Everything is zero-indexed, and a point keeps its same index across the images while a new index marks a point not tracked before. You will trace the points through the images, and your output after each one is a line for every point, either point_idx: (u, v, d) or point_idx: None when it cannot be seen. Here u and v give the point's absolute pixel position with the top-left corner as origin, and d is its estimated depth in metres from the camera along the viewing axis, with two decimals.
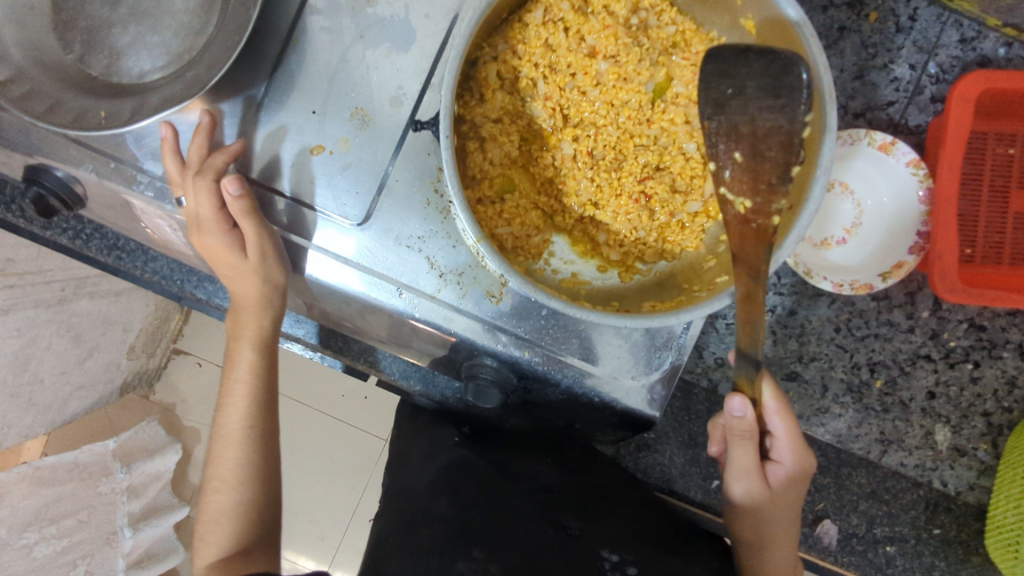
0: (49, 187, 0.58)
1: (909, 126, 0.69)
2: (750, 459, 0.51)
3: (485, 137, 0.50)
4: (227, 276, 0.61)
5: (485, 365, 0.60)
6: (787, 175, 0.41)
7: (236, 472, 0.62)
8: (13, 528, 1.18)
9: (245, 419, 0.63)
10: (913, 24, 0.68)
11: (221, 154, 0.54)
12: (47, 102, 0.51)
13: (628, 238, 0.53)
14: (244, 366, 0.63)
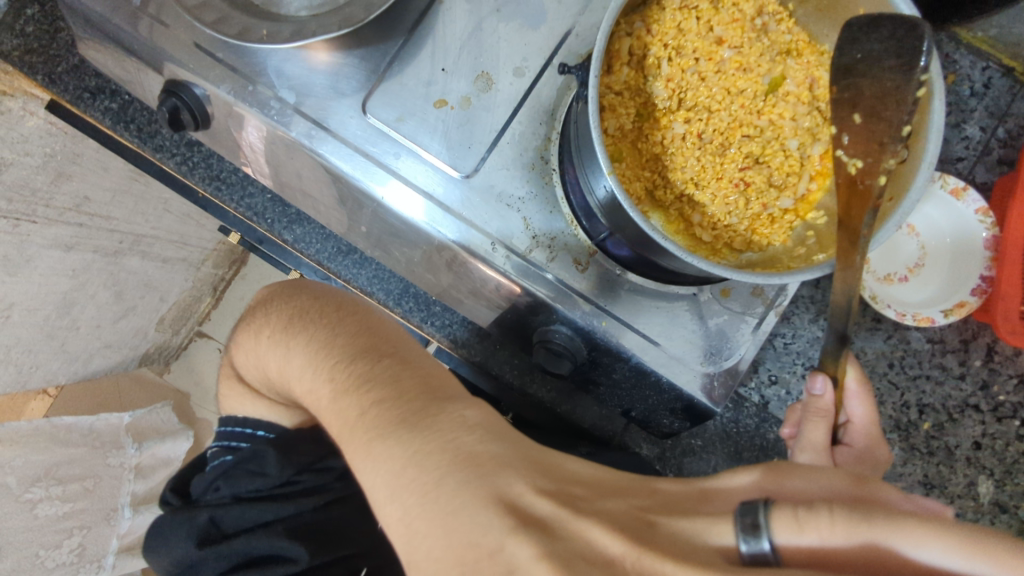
0: (187, 102, 0.62)
1: (976, 182, 0.73)
2: (822, 437, 0.49)
3: (605, 106, 0.54)
4: None
5: (560, 332, 0.62)
6: (899, 134, 0.44)
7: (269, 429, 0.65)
8: (23, 479, 1.11)
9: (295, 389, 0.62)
10: (987, 90, 0.73)
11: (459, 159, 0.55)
12: (216, 15, 0.56)
13: (721, 222, 0.56)
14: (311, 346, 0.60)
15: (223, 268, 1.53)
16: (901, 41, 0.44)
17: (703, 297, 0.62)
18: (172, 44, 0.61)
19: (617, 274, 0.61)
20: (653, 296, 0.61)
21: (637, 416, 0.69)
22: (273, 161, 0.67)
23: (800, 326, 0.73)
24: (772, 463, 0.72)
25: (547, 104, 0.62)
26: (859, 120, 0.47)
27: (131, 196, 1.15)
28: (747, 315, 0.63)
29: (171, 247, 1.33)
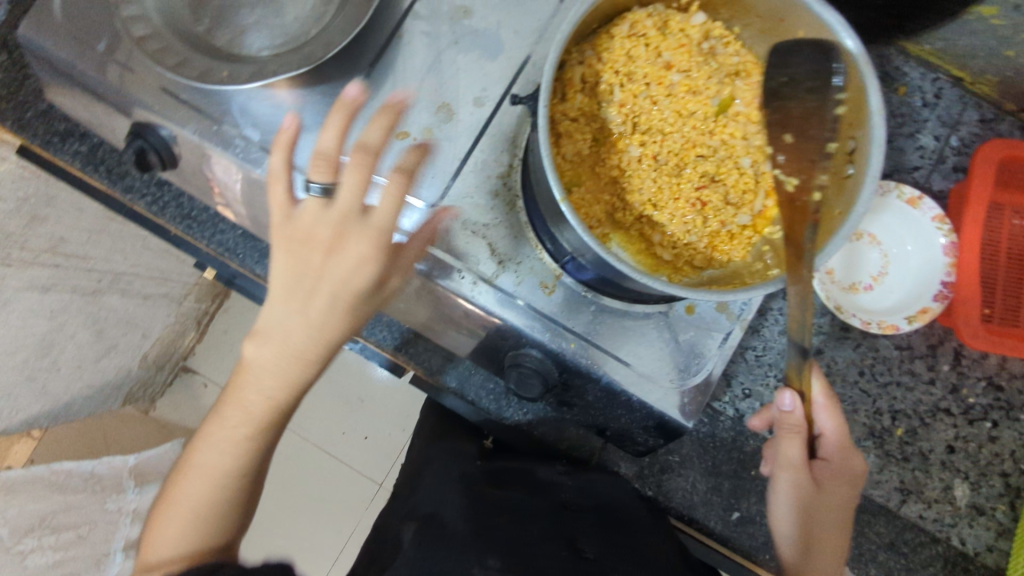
0: (152, 143, 0.64)
1: (933, 190, 0.75)
2: (796, 452, 0.57)
3: (561, 132, 0.55)
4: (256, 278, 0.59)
5: (530, 355, 0.62)
6: (824, 150, 0.50)
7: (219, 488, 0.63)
8: (16, 530, 1.10)
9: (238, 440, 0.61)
10: (937, 100, 0.75)
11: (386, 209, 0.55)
12: (177, 58, 0.57)
13: (681, 241, 0.57)
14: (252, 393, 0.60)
15: (206, 301, 1.53)
16: (818, 65, 0.50)
17: (669, 314, 0.63)
18: (137, 88, 0.61)
19: (584, 294, 0.62)
20: (620, 316, 0.62)
21: (611, 434, 0.70)
22: (250, 195, 0.66)
23: (770, 338, 0.74)
24: (750, 475, 0.72)
25: (508, 132, 0.63)
26: (792, 140, 0.53)
27: (108, 235, 1.15)
28: (713, 331, 0.63)
29: (151, 284, 1.33)
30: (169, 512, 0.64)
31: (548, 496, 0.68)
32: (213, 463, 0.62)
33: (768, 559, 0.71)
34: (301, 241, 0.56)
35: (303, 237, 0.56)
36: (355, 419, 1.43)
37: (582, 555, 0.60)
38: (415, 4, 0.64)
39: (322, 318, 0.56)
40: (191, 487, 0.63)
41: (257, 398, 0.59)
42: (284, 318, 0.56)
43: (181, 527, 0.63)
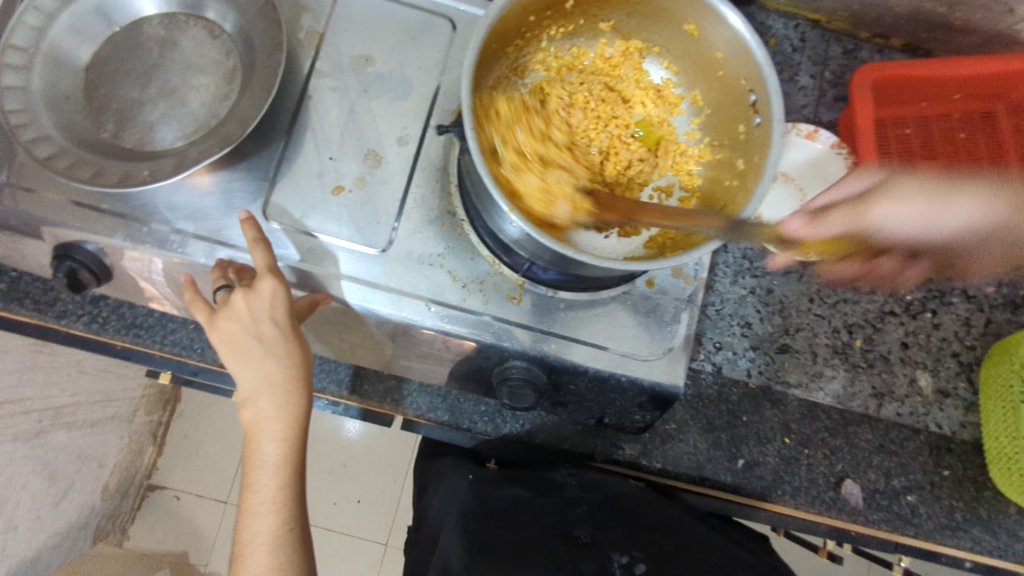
0: (82, 260, 0.61)
1: (823, 122, 0.83)
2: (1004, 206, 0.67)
3: None
4: (225, 329, 0.58)
5: (516, 366, 0.64)
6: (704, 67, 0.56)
7: (280, 539, 0.57)
8: None
9: (284, 483, 0.58)
10: (804, 43, 0.84)
11: (262, 252, 0.57)
12: (91, 169, 0.56)
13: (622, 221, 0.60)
14: (271, 428, 0.58)
15: (157, 412, 1.40)
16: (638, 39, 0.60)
17: (633, 292, 0.65)
18: (51, 209, 0.59)
19: (550, 294, 0.64)
20: (588, 306, 0.64)
21: (610, 420, 0.71)
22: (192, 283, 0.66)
23: (724, 290, 0.79)
24: (743, 421, 0.76)
25: (437, 163, 0.65)
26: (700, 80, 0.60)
27: (40, 370, 1.09)
28: (676, 296, 0.66)
29: (95, 409, 1.24)
30: (250, 556, 0.56)
31: (556, 495, 0.70)
32: (279, 485, 0.58)
33: (781, 493, 0.76)
34: (234, 336, 0.58)
35: (238, 335, 0.58)
36: (345, 486, 1.42)
37: (579, 540, 0.64)
38: (316, 63, 0.65)
39: (289, 347, 0.58)
40: (264, 521, 0.57)
41: (279, 434, 0.58)
42: (260, 357, 0.58)
43: (269, 563, 0.56)
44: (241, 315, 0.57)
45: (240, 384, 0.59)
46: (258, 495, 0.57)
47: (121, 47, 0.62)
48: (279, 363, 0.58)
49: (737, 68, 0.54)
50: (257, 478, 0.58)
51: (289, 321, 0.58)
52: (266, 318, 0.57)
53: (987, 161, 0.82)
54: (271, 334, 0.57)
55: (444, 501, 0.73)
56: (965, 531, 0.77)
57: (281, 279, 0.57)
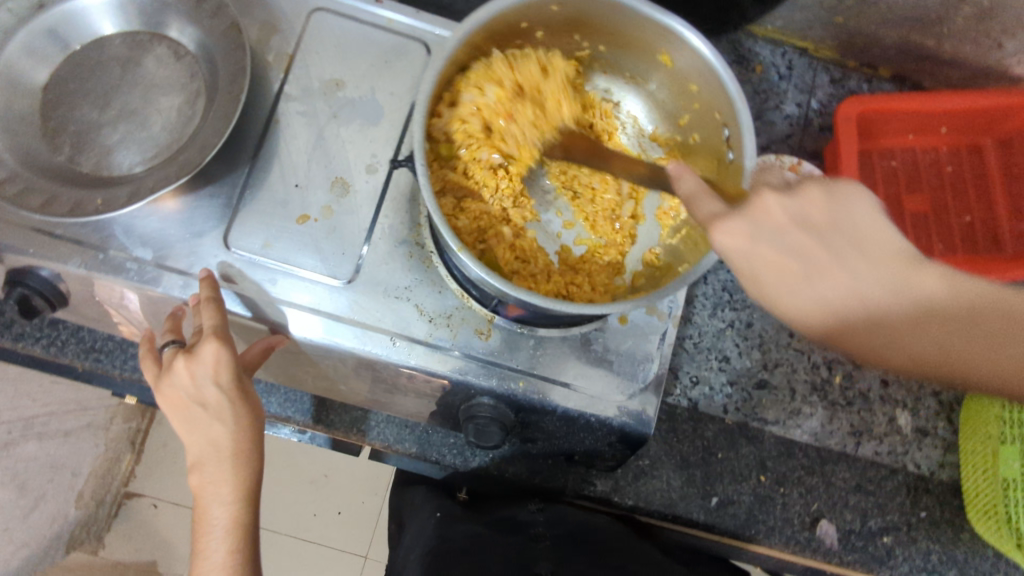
0: (34, 286, 0.59)
1: (807, 152, 0.82)
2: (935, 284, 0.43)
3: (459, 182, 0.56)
4: (170, 393, 0.56)
5: (483, 404, 0.62)
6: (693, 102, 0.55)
7: None
8: None
9: (233, 550, 0.56)
10: (790, 71, 0.83)
11: (209, 314, 0.55)
12: (43, 196, 0.54)
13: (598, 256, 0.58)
14: (223, 491, 0.56)
15: (134, 419, 1.33)
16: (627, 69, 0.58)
17: (604, 330, 0.64)
18: (2, 234, 0.58)
19: (520, 330, 0.62)
20: (559, 342, 0.63)
21: (580, 457, 0.69)
22: (155, 314, 0.63)
23: (703, 323, 0.77)
24: (718, 458, 0.75)
25: (407, 192, 0.63)
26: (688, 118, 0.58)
27: None
28: (649, 334, 0.64)
29: (69, 418, 1.24)
30: None
31: (523, 534, 0.68)
32: (226, 553, 0.56)
33: (755, 532, 0.74)
34: (178, 404, 0.56)
35: (182, 400, 0.56)
36: (324, 496, 1.40)
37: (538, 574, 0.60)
38: (285, 86, 0.63)
39: (236, 411, 0.56)
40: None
41: (229, 499, 0.56)
42: (207, 424, 0.56)
43: None
44: (186, 380, 0.55)
45: (188, 448, 0.57)
46: (206, 561, 0.56)
47: (81, 67, 0.60)
48: (226, 429, 0.56)
49: (714, 103, 0.53)
50: (205, 545, 0.56)
51: (235, 384, 0.56)
52: (210, 385, 0.55)
53: (971, 194, 0.82)
54: (216, 400, 0.55)
55: (409, 547, 0.70)
56: (941, 574, 0.76)
57: (223, 342, 0.55)
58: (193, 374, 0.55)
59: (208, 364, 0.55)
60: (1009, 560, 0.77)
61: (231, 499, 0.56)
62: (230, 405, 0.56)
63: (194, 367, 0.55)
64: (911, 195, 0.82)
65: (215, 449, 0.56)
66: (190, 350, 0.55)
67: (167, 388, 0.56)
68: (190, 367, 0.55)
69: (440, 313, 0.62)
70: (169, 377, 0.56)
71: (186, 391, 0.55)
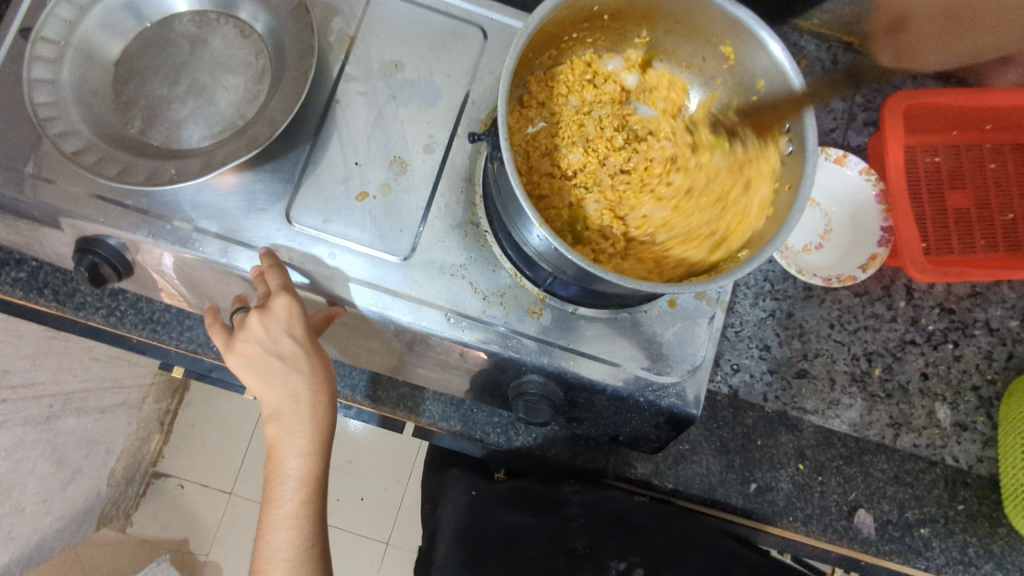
0: (102, 255, 0.61)
1: (852, 146, 0.82)
2: None
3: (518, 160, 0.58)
4: (246, 349, 0.59)
5: (532, 381, 0.63)
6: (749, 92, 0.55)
7: (299, 552, 0.59)
8: None
9: (306, 498, 0.60)
10: (836, 65, 0.84)
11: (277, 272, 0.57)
12: (118, 166, 0.56)
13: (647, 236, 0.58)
14: (297, 444, 0.59)
15: (166, 400, 1.43)
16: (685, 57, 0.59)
17: (654, 312, 0.64)
18: (74, 203, 0.60)
19: (571, 310, 0.63)
20: (609, 323, 0.64)
21: (624, 438, 0.70)
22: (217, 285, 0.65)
23: (744, 312, 0.78)
24: (757, 445, 0.76)
25: (463, 171, 0.65)
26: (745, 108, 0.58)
27: (53, 355, 1.10)
28: (698, 318, 0.65)
29: (106, 394, 1.27)
30: (270, 567, 0.59)
31: (557, 513, 0.71)
32: (297, 504, 0.59)
33: (792, 520, 0.75)
34: (255, 357, 0.59)
35: (258, 353, 0.59)
36: (349, 482, 1.42)
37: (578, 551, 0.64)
38: (345, 67, 0.65)
39: (310, 363, 0.59)
40: (285, 535, 0.59)
41: (304, 450, 0.59)
42: (284, 376, 0.58)
43: None
44: (260, 335, 0.58)
45: (265, 401, 0.60)
46: (280, 510, 0.59)
47: (152, 44, 0.62)
48: (302, 382, 0.59)
49: (774, 93, 0.53)
50: (278, 495, 0.60)
51: (307, 335, 0.58)
52: (285, 337, 0.58)
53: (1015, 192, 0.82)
54: (291, 351, 0.58)
55: (445, 522, 0.75)
56: (978, 567, 0.76)
57: (295, 297, 0.57)
58: (267, 328, 0.57)
59: (280, 318, 0.57)
60: None
61: (307, 451, 0.59)
62: (305, 358, 0.59)
63: (267, 322, 0.57)
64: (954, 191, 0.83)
65: (292, 401, 0.59)
66: (261, 307, 0.57)
67: (242, 345, 0.59)
68: (264, 321, 0.57)
69: (494, 291, 0.63)
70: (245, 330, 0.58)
71: (263, 345, 0.58)
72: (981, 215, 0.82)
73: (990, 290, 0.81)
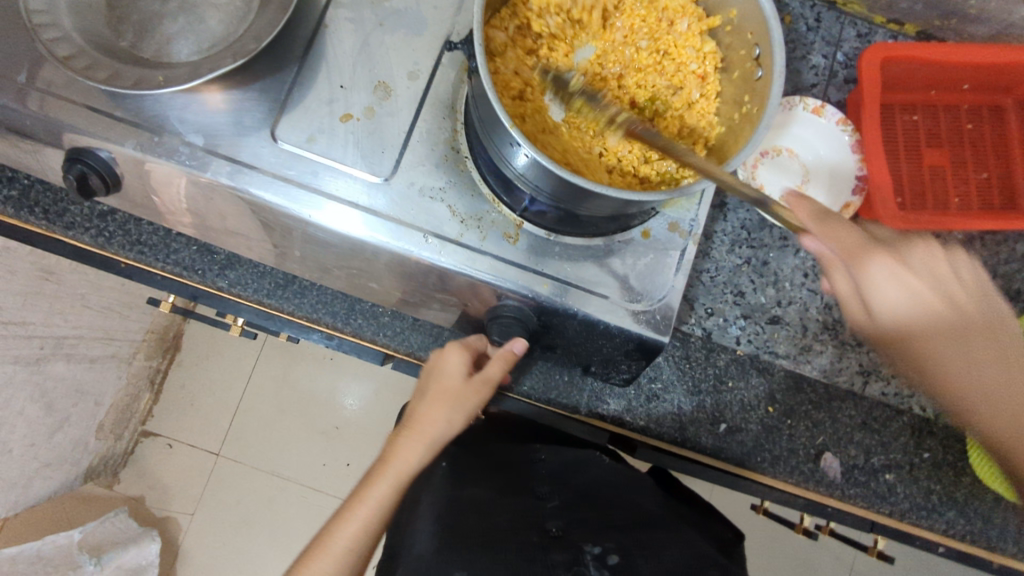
0: (92, 166, 0.63)
1: (831, 102, 0.84)
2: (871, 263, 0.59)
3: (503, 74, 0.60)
4: (430, 379, 0.69)
5: (509, 304, 0.66)
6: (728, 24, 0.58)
7: (357, 543, 0.61)
8: None
9: (376, 508, 0.62)
10: (819, 23, 0.85)
11: (451, 350, 0.69)
12: (108, 72, 0.58)
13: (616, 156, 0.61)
14: (416, 444, 0.65)
15: (156, 358, 1.48)
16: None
17: (627, 243, 0.66)
18: (63, 112, 0.61)
19: (546, 238, 0.65)
20: (583, 252, 0.65)
21: (595, 368, 0.72)
22: (201, 203, 0.67)
23: (720, 258, 0.79)
24: (728, 387, 0.77)
25: (445, 99, 0.66)
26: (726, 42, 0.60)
27: (45, 296, 1.09)
28: (670, 249, 0.67)
29: (97, 345, 1.28)
30: (318, 559, 0.60)
31: (530, 494, 0.76)
32: (357, 532, 0.61)
33: (761, 461, 0.77)
34: (450, 389, 0.68)
35: (451, 390, 0.68)
36: (333, 448, 1.52)
37: (551, 532, 0.69)
38: None
39: (466, 402, 0.68)
40: (347, 534, 0.61)
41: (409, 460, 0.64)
42: (449, 411, 0.67)
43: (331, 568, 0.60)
44: (437, 374, 0.69)
45: (428, 429, 0.66)
46: (363, 505, 0.62)
47: None
48: (439, 417, 0.67)
49: (747, 22, 0.56)
50: (348, 517, 0.62)
51: (469, 383, 0.68)
52: (462, 378, 0.68)
53: (991, 153, 0.84)
54: (432, 393, 0.68)
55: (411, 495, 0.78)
56: (941, 514, 0.78)
57: (462, 351, 0.69)
58: (456, 363, 0.69)
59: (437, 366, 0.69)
60: (1008, 506, 0.79)
61: (408, 461, 0.64)
62: (459, 406, 0.68)
63: (459, 358, 0.69)
64: (931, 149, 0.84)
65: (414, 435, 0.66)
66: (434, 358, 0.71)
67: (438, 379, 0.69)
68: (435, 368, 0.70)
69: (473, 215, 0.64)
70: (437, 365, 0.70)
71: (429, 386, 0.69)
72: (956, 173, 0.84)
73: (963, 246, 0.82)
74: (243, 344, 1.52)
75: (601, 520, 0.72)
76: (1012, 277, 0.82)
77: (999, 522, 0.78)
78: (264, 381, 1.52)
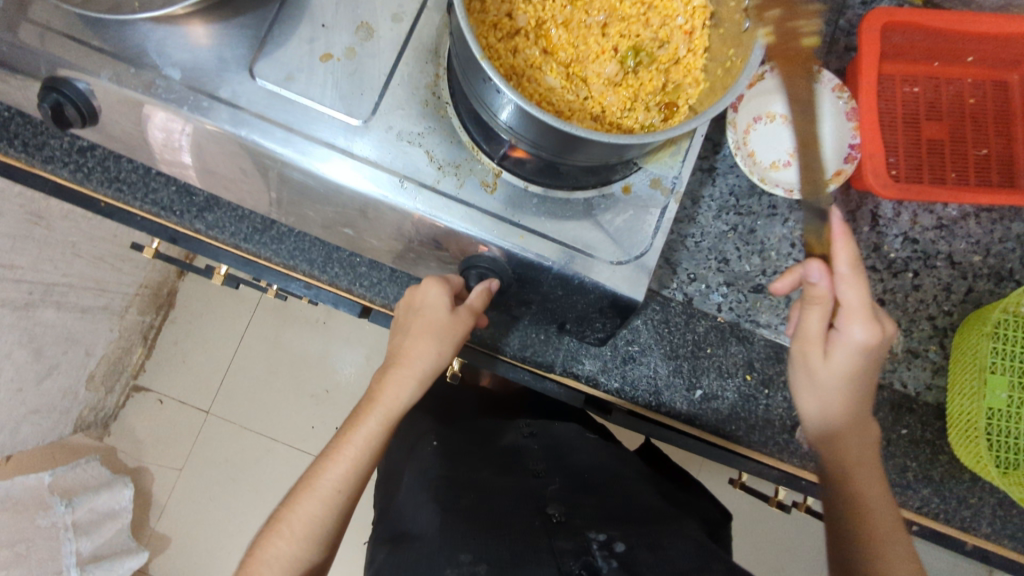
0: (68, 95, 0.62)
1: (830, 70, 0.82)
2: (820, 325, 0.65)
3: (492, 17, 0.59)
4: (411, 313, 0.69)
5: (483, 256, 0.65)
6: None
7: (347, 481, 0.66)
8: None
9: (368, 449, 0.67)
10: None
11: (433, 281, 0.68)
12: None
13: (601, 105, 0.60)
14: (403, 383, 0.68)
15: (150, 314, 1.49)
16: None
17: (608, 198, 0.65)
18: (40, 38, 0.60)
19: (525, 188, 0.64)
20: (562, 205, 0.64)
21: (571, 325, 0.72)
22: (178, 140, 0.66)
23: (706, 224, 0.78)
24: (706, 353, 0.76)
25: (429, 44, 0.65)
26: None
27: (34, 241, 1.09)
28: (651, 207, 0.65)
29: (88, 294, 1.29)
30: (308, 496, 0.65)
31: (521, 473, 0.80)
32: (345, 473, 0.66)
33: (735, 429, 0.76)
34: (428, 323, 0.67)
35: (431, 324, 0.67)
36: (323, 409, 1.52)
37: (555, 517, 0.69)
38: None
39: (449, 336, 0.68)
40: (338, 468, 0.66)
41: (397, 399, 0.68)
42: (435, 342, 0.68)
43: (322, 507, 0.64)
44: (417, 305, 0.69)
45: (416, 361, 0.68)
46: (353, 447, 0.66)
47: None
48: (424, 351, 0.68)
49: None
50: (337, 460, 0.66)
51: (450, 314, 0.67)
52: (444, 311, 0.67)
53: (992, 129, 0.82)
54: (416, 329, 0.68)
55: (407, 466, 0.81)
56: (915, 491, 0.77)
57: (442, 282, 0.68)
58: (435, 296, 0.67)
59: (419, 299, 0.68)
60: (985, 486, 0.78)
61: (398, 400, 0.68)
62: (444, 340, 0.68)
63: (439, 291, 0.67)
64: (929, 122, 0.83)
65: (403, 369, 0.68)
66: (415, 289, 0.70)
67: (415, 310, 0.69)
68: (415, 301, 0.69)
69: (451, 162, 0.63)
70: (420, 297, 0.68)
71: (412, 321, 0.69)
72: (955, 148, 0.82)
73: (956, 224, 0.81)
74: (234, 304, 1.53)
75: (599, 506, 0.72)
76: (1005, 256, 0.80)
77: (974, 502, 0.77)
78: (254, 342, 1.53)
